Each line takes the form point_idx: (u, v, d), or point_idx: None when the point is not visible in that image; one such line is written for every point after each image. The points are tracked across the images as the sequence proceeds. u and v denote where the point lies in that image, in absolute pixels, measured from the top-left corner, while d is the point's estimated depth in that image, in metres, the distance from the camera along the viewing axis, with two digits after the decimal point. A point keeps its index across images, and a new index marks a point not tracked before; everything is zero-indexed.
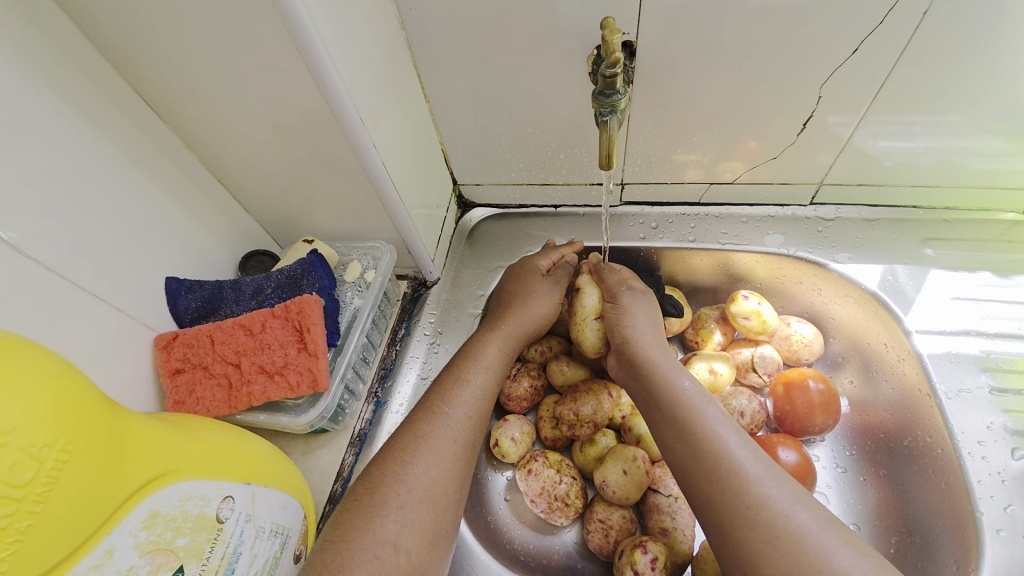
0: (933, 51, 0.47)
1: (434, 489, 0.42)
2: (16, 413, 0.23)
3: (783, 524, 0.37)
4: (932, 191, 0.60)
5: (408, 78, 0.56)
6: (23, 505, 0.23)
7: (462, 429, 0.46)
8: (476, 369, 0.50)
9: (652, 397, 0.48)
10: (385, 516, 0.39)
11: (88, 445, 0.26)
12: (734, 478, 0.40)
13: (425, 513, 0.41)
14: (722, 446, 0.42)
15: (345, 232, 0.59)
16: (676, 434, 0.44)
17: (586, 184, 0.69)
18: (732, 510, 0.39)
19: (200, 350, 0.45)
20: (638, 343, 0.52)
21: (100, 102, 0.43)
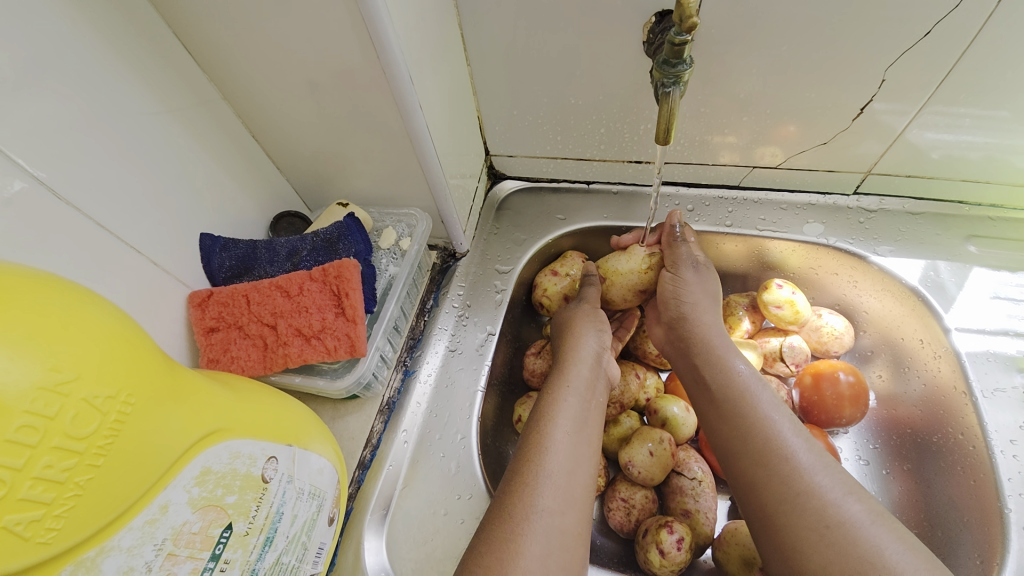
0: (1006, 41, 0.44)
1: (577, 461, 0.42)
2: (79, 363, 0.22)
3: (834, 514, 0.37)
4: (981, 187, 0.58)
5: (450, 39, 0.53)
6: (88, 459, 0.22)
7: (575, 433, 0.44)
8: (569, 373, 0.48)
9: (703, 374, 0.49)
10: (529, 514, 0.38)
11: (149, 398, 0.25)
12: (784, 465, 0.41)
13: (571, 489, 0.40)
14: (773, 430, 0.43)
15: (377, 197, 0.57)
16: (722, 407, 0.46)
17: (624, 162, 0.67)
18: (781, 496, 0.39)
19: (236, 309, 0.44)
20: (693, 318, 0.51)
21: (141, 43, 0.41)
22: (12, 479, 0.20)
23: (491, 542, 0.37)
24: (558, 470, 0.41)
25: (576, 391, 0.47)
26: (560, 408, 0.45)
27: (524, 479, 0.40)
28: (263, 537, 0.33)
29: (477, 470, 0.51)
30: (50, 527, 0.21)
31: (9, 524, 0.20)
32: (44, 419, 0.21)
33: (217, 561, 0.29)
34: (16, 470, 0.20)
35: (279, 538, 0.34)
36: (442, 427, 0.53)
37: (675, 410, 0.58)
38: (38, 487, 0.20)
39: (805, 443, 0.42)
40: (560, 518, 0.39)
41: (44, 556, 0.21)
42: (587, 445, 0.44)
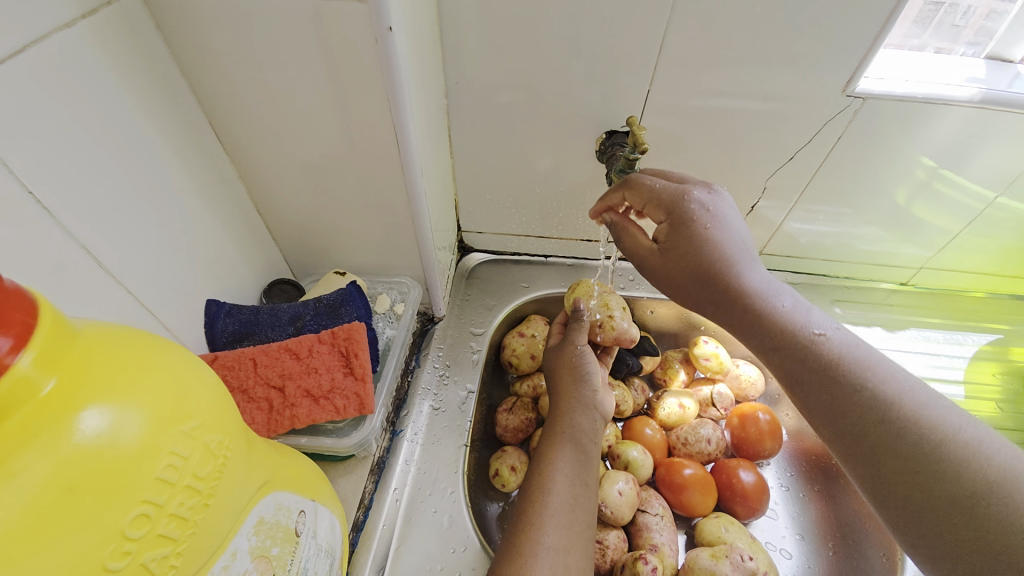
0: (838, 166, 0.65)
1: (576, 500, 0.47)
2: (204, 410, 0.25)
3: (945, 425, 0.36)
4: (836, 264, 0.79)
5: (442, 138, 0.63)
6: (204, 498, 0.24)
7: (573, 473, 0.49)
8: (567, 418, 0.53)
9: (756, 322, 0.45)
10: (539, 552, 0.43)
11: (239, 445, 0.28)
12: (875, 387, 0.39)
13: (573, 525, 0.45)
14: (834, 345, 0.41)
15: (368, 266, 0.63)
16: (776, 342, 0.44)
17: (577, 240, 0.80)
18: (874, 432, 0.37)
19: (242, 373, 0.46)
20: (727, 261, 0.46)
21: (180, 128, 0.45)
22: (155, 514, 0.22)
23: None
24: (558, 509, 0.46)
25: (573, 433, 0.52)
26: (559, 452, 0.50)
27: (530, 520, 0.45)
28: None
29: (469, 522, 0.53)
30: (170, 563, 0.23)
31: (146, 560, 0.22)
32: (181, 458, 0.23)
33: None
34: (158, 504, 0.22)
35: None
36: (431, 483, 0.55)
37: (634, 452, 0.67)
38: (170, 523, 0.23)
39: (873, 357, 0.41)
40: (564, 554, 0.43)
41: None
42: (584, 486, 0.48)
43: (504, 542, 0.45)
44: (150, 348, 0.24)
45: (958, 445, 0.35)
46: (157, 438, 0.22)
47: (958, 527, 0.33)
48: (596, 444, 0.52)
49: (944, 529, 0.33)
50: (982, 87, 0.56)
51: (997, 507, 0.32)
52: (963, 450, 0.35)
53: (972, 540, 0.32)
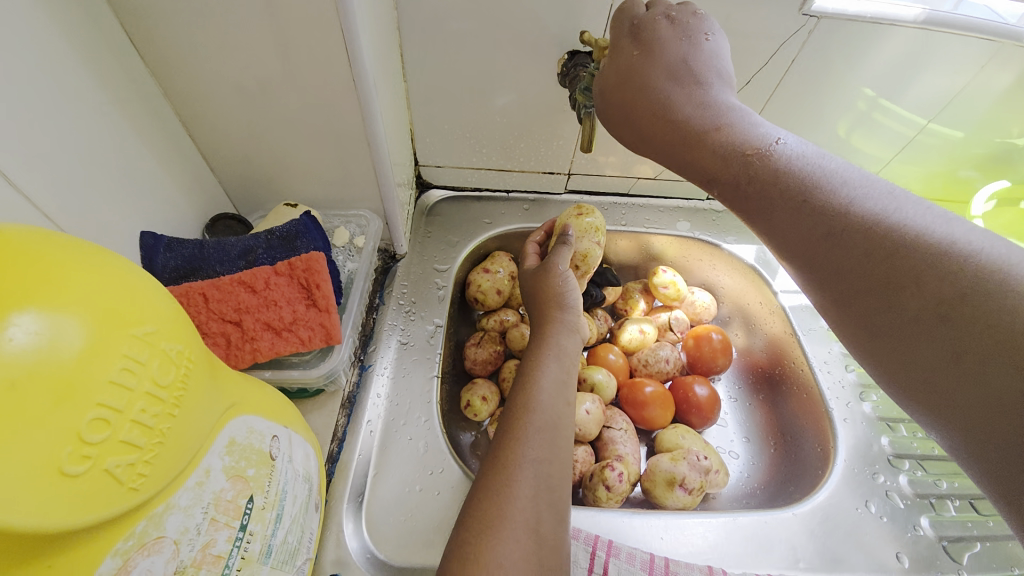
0: (791, 92, 0.66)
1: (558, 415, 0.49)
2: (156, 317, 0.23)
3: (895, 208, 0.33)
4: None
5: (393, 57, 0.58)
6: (168, 408, 0.23)
7: (554, 390, 0.50)
8: (550, 338, 0.55)
9: (699, 155, 0.41)
10: (523, 462, 0.44)
11: (199, 361, 0.26)
12: (824, 187, 0.36)
13: (554, 439, 0.47)
14: (776, 156, 0.38)
15: (321, 199, 0.59)
16: (714, 163, 0.41)
17: (539, 173, 0.78)
18: (833, 240, 0.35)
19: (193, 309, 0.42)
20: (671, 103, 0.42)
21: (87, 30, 0.39)
22: (115, 419, 0.20)
23: (489, 490, 0.43)
24: (541, 424, 0.47)
25: (554, 352, 0.53)
26: (542, 371, 0.51)
27: (516, 433, 0.46)
28: (275, 513, 0.33)
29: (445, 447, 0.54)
30: (140, 473, 0.21)
31: (112, 466, 0.20)
32: (136, 363, 0.21)
33: (244, 531, 0.30)
34: (118, 410, 0.20)
35: (286, 516, 0.35)
36: (405, 413, 0.56)
37: (599, 375, 0.70)
38: (134, 431, 0.21)
39: (818, 162, 0.37)
40: (544, 462, 0.45)
41: (133, 504, 0.21)
42: (565, 402, 0.50)
43: (487, 457, 0.46)
44: (90, 256, 0.22)
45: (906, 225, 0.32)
46: (106, 340, 0.20)
47: (922, 335, 0.32)
48: (574, 362, 0.54)
49: (922, 359, 0.32)
50: (929, 7, 0.58)
51: (977, 307, 0.29)
52: (928, 235, 0.32)
53: (947, 341, 0.30)
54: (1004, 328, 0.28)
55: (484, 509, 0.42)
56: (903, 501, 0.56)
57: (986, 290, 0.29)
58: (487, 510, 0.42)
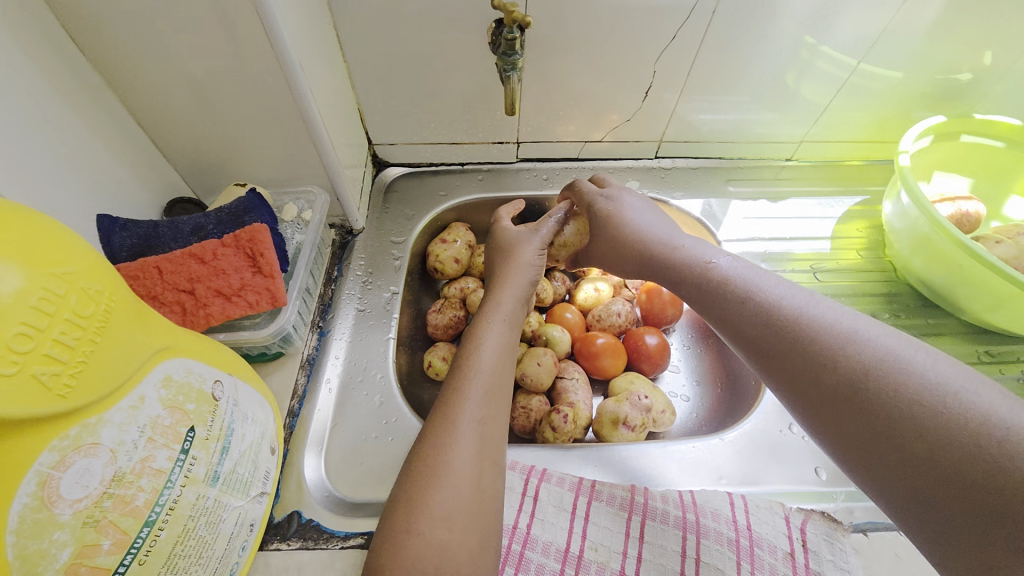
0: (719, 44, 0.68)
1: (500, 375, 0.51)
2: (75, 261, 0.28)
3: (843, 320, 0.39)
4: (728, 146, 0.84)
5: (327, 38, 0.61)
6: (89, 336, 0.27)
7: (500, 356, 0.53)
8: (499, 306, 0.57)
9: (692, 300, 0.48)
10: (465, 421, 0.46)
11: (124, 304, 0.31)
12: (785, 302, 0.42)
13: (496, 399, 0.49)
14: (744, 282, 0.45)
15: (272, 178, 0.63)
16: (742, 327, 0.43)
17: (489, 143, 0.81)
18: (810, 377, 0.37)
19: (148, 281, 0.46)
20: (650, 246, 0.54)
21: (26, 30, 0.43)
22: (37, 336, 0.25)
23: (428, 447, 0.44)
24: (483, 385, 0.49)
25: (500, 317, 0.56)
26: (486, 334, 0.54)
27: (460, 394, 0.48)
28: (221, 445, 0.38)
29: (400, 399, 0.59)
30: (64, 384, 0.26)
31: (36, 373, 0.25)
32: (55, 294, 0.26)
33: (186, 455, 0.34)
34: (39, 329, 0.25)
35: (233, 449, 0.40)
36: (362, 371, 0.60)
37: (554, 332, 0.74)
38: (57, 348, 0.26)
39: (773, 284, 0.44)
40: (487, 424, 0.47)
41: (59, 409, 0.26)
42: (508, 364, 0.53)
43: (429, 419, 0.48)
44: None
45: (893, 366, 0.34)
46: (25, 272, 0.25)
47: (895, 441, 0.33)
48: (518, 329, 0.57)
49: (880, 452, 0.33)
50: None
51: (917, 409, 0.32)
52: (871, 343, 0.36)
53: (889, 435, 0.33)
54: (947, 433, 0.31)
55: (417, 466, 0.43)
56: None
57: (918, 397, 0.33)
58: (425, 473, 0.43)
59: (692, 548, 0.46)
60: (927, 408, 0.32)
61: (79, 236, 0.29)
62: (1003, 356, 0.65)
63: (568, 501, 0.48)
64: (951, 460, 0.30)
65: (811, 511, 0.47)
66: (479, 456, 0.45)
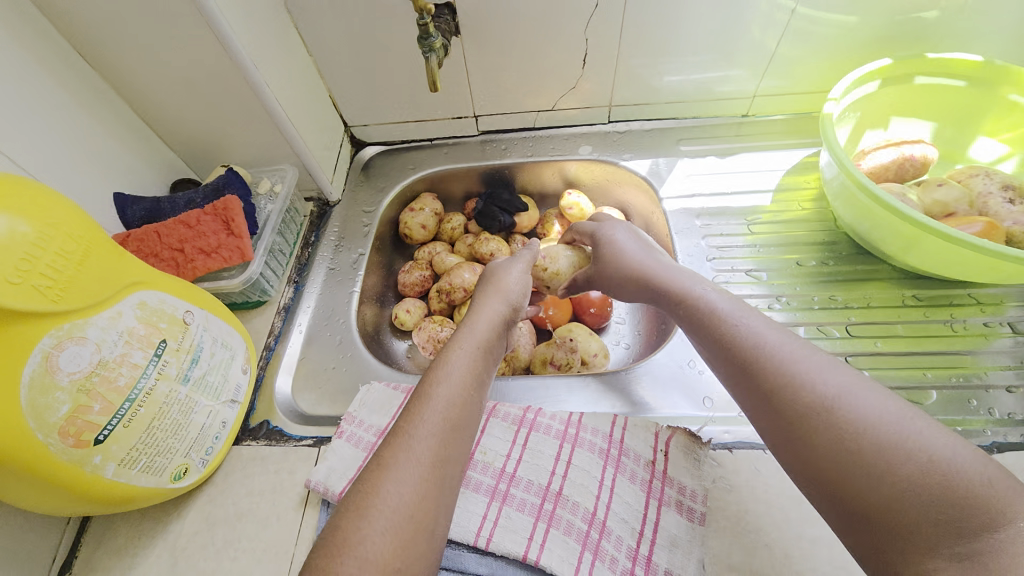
0: (642, 8, 0.71)
1: (466, 401, 0.45)
2: (61, 214, 0.41)
3: (838, 376, 0.40)
4: (679, 105, 0.86)
5: (289, 37, 0.72)
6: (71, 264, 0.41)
7: (468, 375, 0.47)
8: (476, 325, 0.52)
9: (699, 340, 0.49)
10: (411, 442, 0.41)
11: (101, 247, 0.45)
12: (778, 353, 0.43)
13: (452, 430, 0.42)
14: (742, 324, 0.47)
15: (253, 159, 0.76)
16: (749, 375, 0.44)
17: (450, 119, 0.89)
18: (813, 431, 0.38)
19: (150, 242, 0.61)
20: (659, 279, 0.57)
21: (48, 53, 0.58)
22: (36, 260, 0.38)
23: (368, 480, 0.39)
24: (443, 406, 0.43)
25: (473, 341, 0.50)
26: (455, 353, 0.48)
27: (411, 418, 0.42)
28: (191, 356, 0.52)
29: (355, 339, 0.71)
30: (56, 294, 0.40)
31: (38, 285, 0.38)
32: (46, 234, 0.40)
33: (159, 357, 0.48)
34: (37, 256, 0.38)
35: (203, 361, 0.54)
36: (326, 318, 0.73)
37: None
38: (49, 270, 0.39)
39: (770, 332, 0.45)
40: (438, 455, 0.41)
41: (55, 310, 0.40)
42: (476, 386, 0.47)
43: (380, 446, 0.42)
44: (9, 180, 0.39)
45: (913, 432, 0.35)
46: (25, 220, 0.38)
47: (897, 508, 0.33)
48: (495, 349, 0.52)
49: (885, 511, 0.34)
50: None
51: (916, 467, 0.34)
52: (870, 401, 0.38)
53: (895, 493, 0.33)
54: (968, 503, 0.32)
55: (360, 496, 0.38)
56: None
57: (929, 459, 0.34)
58: (362, 504, 0.38)
59: (566, 454, 0.53)
60: (931, 494, 0.32)
61: (66, 199, 0.43)
62: (930, 301, 0.65)
63: None
64: (968, 525, 0.31)
65: (678, 430, 0.53)
66: (422, 491, 0.39)
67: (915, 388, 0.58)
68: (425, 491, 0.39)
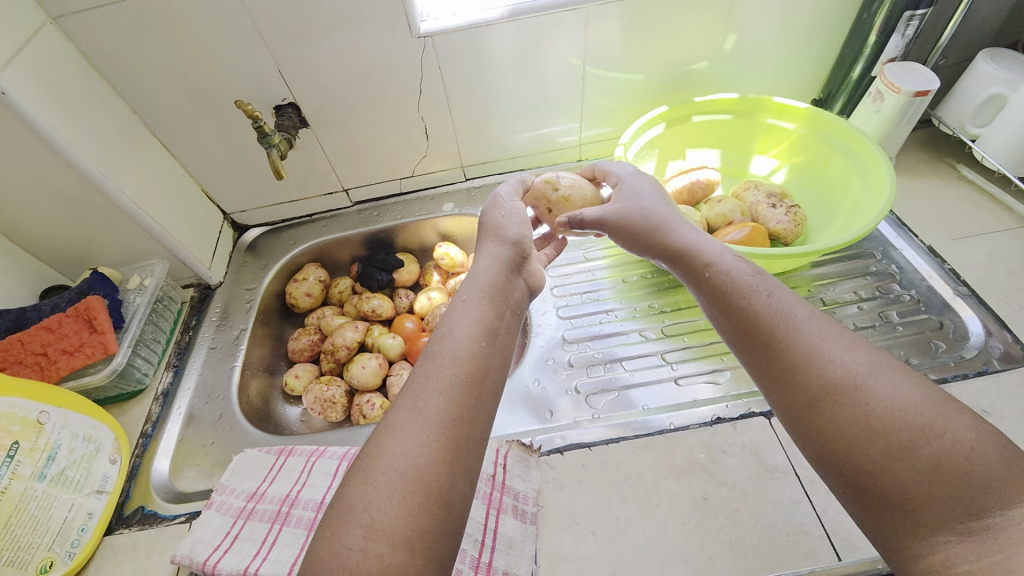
0: (459, 88, 0.84)
1: (444, 422, 0.42)
2: None
3: (858, 357, 0.43)
4: (522, 159, 0.99)
5: (148, 145, 0.80)
6: None
7: (453, 397, 0.44)
8: (445, 346, 0.47)
9: (723, 322, 0.52)
10: (389, 464, 0.40)
11: None
12: (800, 337, 0.46)
13: (437, 455, 0.41)
14: (767, 307, 0.49)
15: (124, 258, 0.81)
16: (776, 362, 0.47)
17: (322, 195, 0.98)
18: (823, 412, 0.42)
19: (12, 351, 0.64)
20: (682, 256, 0.59)
21: None
22: None
23: (350, 499, 0.39)
24: (425, 427, 0.42)
25: (444, 369, 0.45)
26: (433, 372, 0.45)
27: (387, 436, 0.42)
28: (47, 454, 0.59)
29: (235, 410, 0.76)
30: None
31: None
32: None
33: (12, 458, 0.56)
34: None
35: (62, 457, 0.60)
36: (206, 396, 0.77)
37: (385, 340, 0.89)
38: None
39: (795, 312, 0.48)
40: (415, 473, 0.40)
41: None
42: (456, 409, 0.43)
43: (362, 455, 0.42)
44: None
45: (935, 423, 0.38)
46: None
47: (911, 492, 0.37)
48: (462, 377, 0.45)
49: (889, 485, 0.38)
50: (510, 6, 0.75)
51: (926, 453, 0.37)
52: (877, 388, 0.41)
53: (903, 476, 0.38)
54: (979, 485, 0.35)
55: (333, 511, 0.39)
56: (563, 372, 0.72)
57: (942, 445, 0.37)
58: (342, 519, 0.38)
59: None
60: (940, 476, 0.37)
61: None
62: None
63: (333, 466, 0.63)
64: (964, 505, 0.35)
65: (514, 443, 0.62)
66: (393, 512, 0.38)
67: (715, 371, 0.68)
68: (402, 510, 0.38)
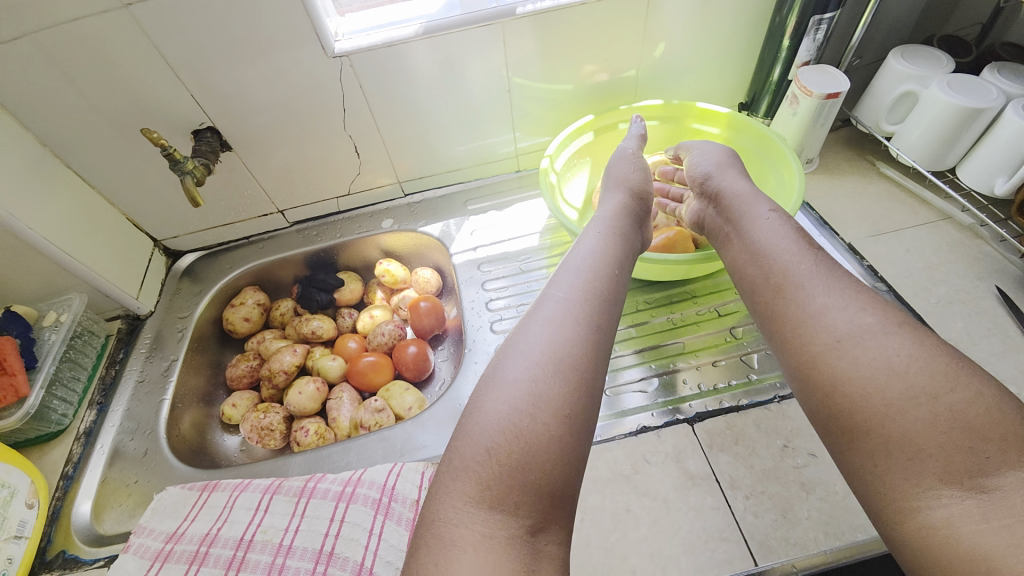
0: (385, 105, 0.83)
1: (541, 403, 0.47)
2: None
3: (870, 339, 0.49)
4: (459, 172, 0.99)
5: (63, 177, 0.77)
6: None
7: (547, 389, 0.48)
8: (562, 322, 0.53)
9: (766, 314, 0.58)
10: (479, 452, 0.45)
11: None
12: (823, 324, 0.52)
13: (527, 441, 0.45)
14: (802, 298, 0.55)
15: (40, 294, 0.78)
16: (801, 355, 0.52)
17: (256, 217, 0.96)
18: (839, 399, 0.48)
19: None
20: (745, 244, 0.63)
21: None
22: None
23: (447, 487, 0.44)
24: (521, 410, 0.47)
25: (529, 353, 0.51)
26: (508, 359, 0.51)
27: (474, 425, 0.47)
28: None
29: (162, 445, 0.74)
30: None
31: None
32: None
33: None
34: None
35: None
36: (132, 431, 0.75)
37: (323, 362, 0.88)
38: None
39: (827, 299, 0.53)
40: (505, 454, 0.45)
41: None
42: (540, 404, 0.47)
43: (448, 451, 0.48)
44: None
45: (938, 391, 0.44)
46: None
47: (923, 455, 0.43)
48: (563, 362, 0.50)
49: (910, 459, 0.43)
50: (424, 23, 0.75)
51: (951, 413, 0.43)
52: (899, 367, 0.46)
53: (924, 440, 0.43)
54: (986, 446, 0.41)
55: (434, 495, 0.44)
56: None
57: (961, 408, 0.43)
58: (445, 507, 0.43)
59: (341, 513, 0.58)
60: (950, 436, 0.42)
61: None
62: (658, 303, 0.78)
63: (255, 500, 0.61)
64: (979, 460, 0.41)
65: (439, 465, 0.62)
66: (484, 498, 0.43)
67: (644, 379, 0.69)
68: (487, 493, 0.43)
